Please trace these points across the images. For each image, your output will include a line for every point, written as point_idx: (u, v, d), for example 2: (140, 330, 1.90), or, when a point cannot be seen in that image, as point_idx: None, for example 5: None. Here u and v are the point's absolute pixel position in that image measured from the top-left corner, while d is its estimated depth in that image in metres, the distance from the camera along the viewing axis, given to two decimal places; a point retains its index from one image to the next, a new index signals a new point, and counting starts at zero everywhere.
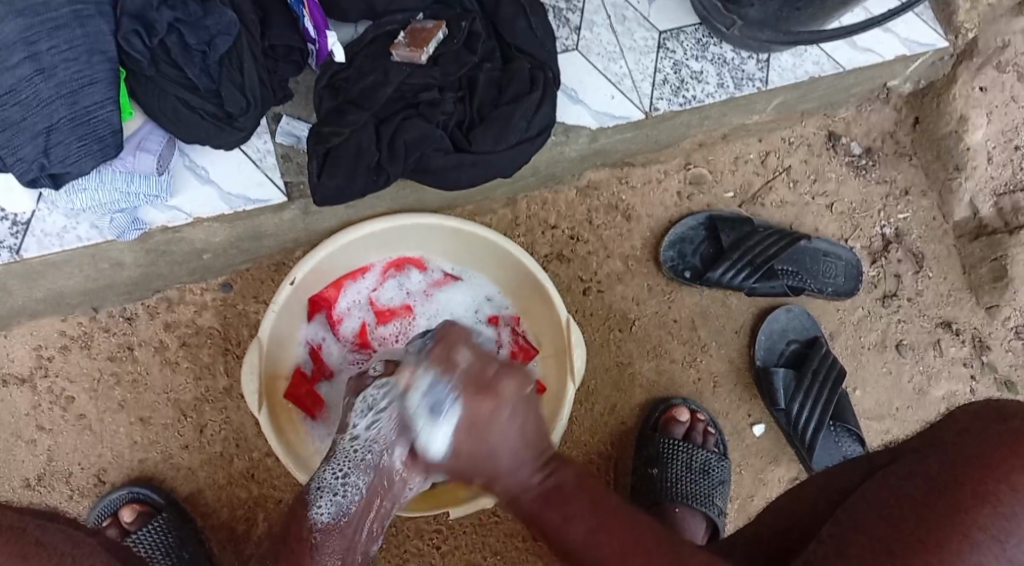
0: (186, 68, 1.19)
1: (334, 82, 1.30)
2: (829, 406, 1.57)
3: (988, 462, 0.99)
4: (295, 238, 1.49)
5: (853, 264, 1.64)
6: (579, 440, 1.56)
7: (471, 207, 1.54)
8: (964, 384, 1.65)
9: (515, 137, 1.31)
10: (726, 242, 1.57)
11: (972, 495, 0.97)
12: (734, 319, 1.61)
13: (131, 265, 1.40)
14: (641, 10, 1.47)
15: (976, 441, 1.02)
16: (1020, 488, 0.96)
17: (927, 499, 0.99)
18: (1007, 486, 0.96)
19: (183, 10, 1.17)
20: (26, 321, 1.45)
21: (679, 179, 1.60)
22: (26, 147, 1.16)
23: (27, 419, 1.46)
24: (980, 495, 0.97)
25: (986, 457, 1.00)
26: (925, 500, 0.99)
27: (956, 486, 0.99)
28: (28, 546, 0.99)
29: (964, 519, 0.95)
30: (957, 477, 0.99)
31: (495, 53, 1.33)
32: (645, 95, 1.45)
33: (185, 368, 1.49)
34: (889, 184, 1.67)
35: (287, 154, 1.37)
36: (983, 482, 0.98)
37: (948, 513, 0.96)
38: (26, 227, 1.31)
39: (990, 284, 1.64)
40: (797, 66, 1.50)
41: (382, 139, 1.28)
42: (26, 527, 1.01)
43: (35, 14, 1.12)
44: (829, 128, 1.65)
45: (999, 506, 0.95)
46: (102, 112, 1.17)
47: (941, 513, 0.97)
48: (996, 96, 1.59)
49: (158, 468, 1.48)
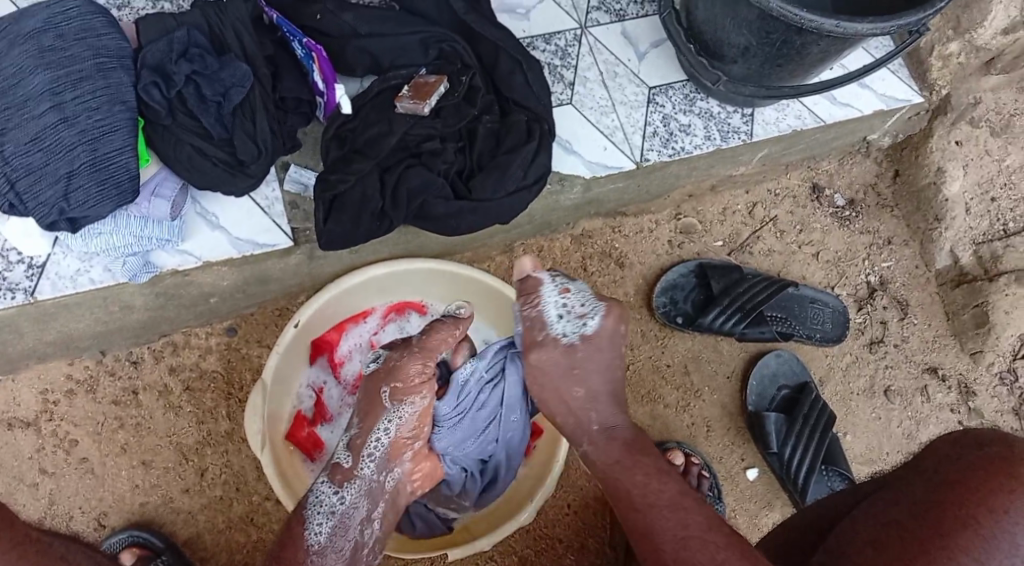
0: (201, 117, 1.27)
1: (341, 133, 1.36)
2: (820, 453, 1.60)
3: (970, 487, 1.06)
4: (299, 283, 1.54)
5: (840, 310, 1.69)
6: (576, 482, 1.58)
7: (470, 254, 1.60)
8: (953, 428, 1.68)
9: (512, 185, 1.37)
10: (717, 288, 1.62)
11: (955, 520, 1.03)
12: (727, 363, 1.66)
13: (140, 309, 1.45)
14: (632, 67, 1.56)
15: (955, 467, 1.09)
16: (999, 512, 1.02)
17: (911, 524, 1.06)
18: (987, 508, 1.03)
19: (200, 64, 1.27)
20: (34, 364, 1.49)
21: (669, 228, 1.66)
22: (47, 191, 1.22)
23: (31, 462, 1.48)
24: (962, 521, 1.03)
25: (966, 483, 1.06)
26: (909, 524, 1.06)
27: (938, 512, 1.05)
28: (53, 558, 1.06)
29: (947, 544, 1.02)
30: (939, 505, 1.06)
31: (494, 106, 1.40)
32: (636, 147, 1.53)
33: (189, 412, 1.52)
34: (872, 234, 1.73)
35: (295, 202, 1.43)
36: (964, 507, 1.04)
37: (933, 538, 1.03)
38: (41, 270, 1.36)
39: (973, 331, 1.67)
40: (780, 120, 1.59)
41: (385, 186, 1.35)
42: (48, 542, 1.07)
43: (62, 66, 1.22)
44: (813, 180, 1.73)
45: (981, 529, 1.02)
46: (121, 158, 1.24)
47: (926, 538, 1.03)
48: (971, 149, 1.66)
49: (158, 511, 1.50)
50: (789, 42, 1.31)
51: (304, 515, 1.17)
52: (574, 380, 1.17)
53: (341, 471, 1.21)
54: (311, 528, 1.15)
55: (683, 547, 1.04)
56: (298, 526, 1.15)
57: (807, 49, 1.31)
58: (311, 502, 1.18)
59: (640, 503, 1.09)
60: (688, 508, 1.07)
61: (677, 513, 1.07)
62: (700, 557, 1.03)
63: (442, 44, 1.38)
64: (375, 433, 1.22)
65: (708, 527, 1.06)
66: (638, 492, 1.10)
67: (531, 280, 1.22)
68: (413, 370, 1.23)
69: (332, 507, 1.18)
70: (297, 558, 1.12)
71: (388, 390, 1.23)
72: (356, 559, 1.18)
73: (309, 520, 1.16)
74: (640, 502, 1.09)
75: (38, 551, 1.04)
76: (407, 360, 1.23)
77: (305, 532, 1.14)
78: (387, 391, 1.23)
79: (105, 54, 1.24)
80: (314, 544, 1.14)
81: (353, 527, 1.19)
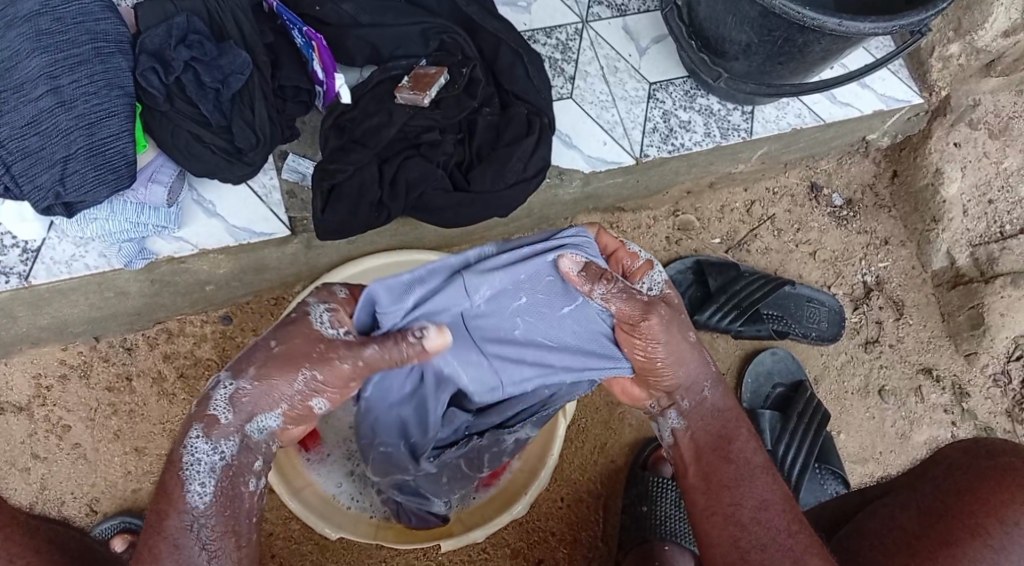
0: (200, 103, 1.26)
1: (340, 122, 1.35)
2: (814, 450, 1.58)
3: (977, 497, 1.09)
4: (296, 273, 1.53)
5: (836, 310, 1.69)
6: (570, 476, 1.58)
7: (468, 246, 1.60)
8: (946, 430, 1.68)
9: (511, 178, 1.37)
10: (714, 285, 1.63)
11: (964, 529, 1.07)
12: (721, 361, 1.66)
13: (135, 295, 1.44)
14: (633, 63, 1.56)
15: (965, 476, 1.12)
16: (1009, 523, 1.06)
17: (920, 530, 1.10)
18: (997, 519, 1.06)
19: (200, 50, 1.26)
20: (27, 349, 1.48)
21: (667, 224, 1.66)
22: (42, 175, 1.22)
23: (23, 447, 1.48)
24: (970, 529, 1.07)
25: (976, 492, 1.09)
26: (917, 531, 1.10)
27: (945, 519, 1.09)
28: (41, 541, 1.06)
29: (955, 551, 1.06)
30: (946, 512, 1.10)
31: (494, 99, 1.40)
32: (636, 142, 1.52)
33: (182, 399, 1.51)
34: (870, 234, 1.73)
35: (292, 191, 1.43)
36: (972, 516, 1.08)
37: (938, 545, 1.07)
38: (35, 254, 1.36)
39: (968, 332, 1.68)
40: (780, 118, 1.59)
41: (384, 177, 1.34)
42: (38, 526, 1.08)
43: (59, 50, 1.21)
44: (812, 179, 1.73)
45: (989, 539, 1.06)
46: (117, 143, 1.23)
47: (932, 545, 1.07)
48: (969, 151, 1.66)
49: (150, 497, 1.50)
50: (792, 40, 1.31)
51: (180, 476, 1.00)
52: (684, 324, 1.13)
53: (218, 426, 1.00)
54: (192, 491, 1.00)
55: (761, 509, 1.11)
56: (176, 486, 1.01)
57: (809, 47, 1.31)
58: (185, 458, 1.00)
59: (736, 454, 1.14)
60: (775, 476, 1.14)
61: (766, 478, 1.13)
62: (776, 523, 1.11)
63: (442, 36, 1.38)
64: (272, 402, 1.00)
65: (785, 501, 1.14)
66: (738, 446, 1.15)
67: (592, 267, 1.07)
68: (346, 373, 1.00)
69: (212, 463, 1.01)
70: (179, 522, 1.01)
71: (306, 373, 0.99)
72: (245, 522, 1.04)
73: (186, 482, 1.00)
74: (736, 455, 1.14)
75: (25, 536, 1.04)
76: (340, 360, 0.99)
77: (185, 496, 1.00)
78: (309, 374, 0.99)
79: (104, 39, 1.24)
80: (198, 506, 1.01)
81: (241, 479, 1.03)
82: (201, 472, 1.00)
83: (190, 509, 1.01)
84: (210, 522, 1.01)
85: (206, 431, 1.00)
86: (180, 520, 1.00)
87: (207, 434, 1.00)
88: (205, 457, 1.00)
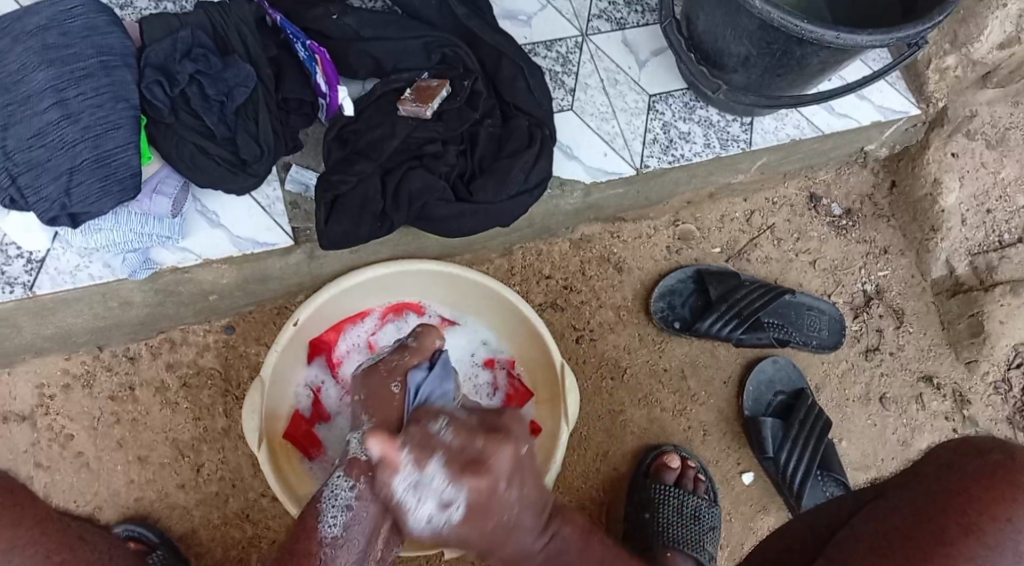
0: (204, 115, 1.28)
1: (343, 135, 1.37)
2: (816, 455, 1.61)
3: (970, 495, 1.09)
4: (299, 282, 1.54)
5: (836, 319, 1.70)
6: (573, 484, 1.59)
7: (470, 256, 1.61)
8: (947, 436, 1.69)
9: (514, 189, 1.38)
10: (714, 294, 1.62)
11: (957, 527, 1.06)
12: (723, 370, 1.66)
13: (139, 305, 1.45)
14: (633, 75, 1.57)
15: (956, 476, 1.12)
16: (1000, 520, 1.06)
17: (913, 532, 1.09)
18: (989, 517, 1.06)
19: (205, 64, 1.28)
20: (31, 358, 1.49)
21: (668, 234, 1.67)
22: (48, 187, 1.23)
23: (25, 456, 1.48)
24: (966, 527, 1.06)
25: (968, 490, 1.09)
26: (910, 531, 1.09)
27: (939, 518, 1.08)
28: (71, 539, 1.05)
29: (951, 551, 1.05)
30: (941, 511, 1.09)
31: (495, 110, 1.41)
32: (636, 153, 1.54)
33: (185, 408, 1.52)
34: (869, 243, 1.74)
35: (295, 201, 1.44)
36: (966, 514, 1.07)
37: (935, 545, 1.06)
38: (40, 264, 1.37)
39: (968, 340, 1.69)
40: (779, 128, 1.60)
41: (387, 189, 1.35)
42: (67, 525, 1.07)
43: (65, 64, 1.23)
44: (811, 189, 1.74)
45: (982, 536, 1.05)
46: (123, 155, 1.24)
47: (925, 545, 1.06)
48: (967, 161, 1.68)
49: (153, 506, 1.50)
50: (790, 52, 1.32)
51: (318, 508, 1.17)
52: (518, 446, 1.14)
53: (356, 466, 1.20)
54: (326, 522, 1.16)
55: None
56: (313, 521, 1.17)
57: (807, 59, 1.32)
58: (325, 496, 1.19)
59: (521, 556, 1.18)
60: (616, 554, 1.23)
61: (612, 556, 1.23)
62: None
63: (444, 49, 1.39)
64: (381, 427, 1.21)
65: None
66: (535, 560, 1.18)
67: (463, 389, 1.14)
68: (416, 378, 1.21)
69: (347, 501, 1.18)
70: (311, 552, 1.13)
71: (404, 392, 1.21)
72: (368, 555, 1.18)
73: (322, 514, 1.16)
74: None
75: (56, 531, 1.04)
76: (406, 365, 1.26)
77: (319, 526, 1.16)
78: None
79: (109, 52, 1.25)
80: (327, 535, 1.15)
81: (371, 515, 1.18)
82: (336, 506, 1.17)
83: (323, 536, 1.15)
84: (345, 547, 1.15)
85: (348, 472, 1.20)
86: (319, 549, 1.14)
87: (349, 475, 1.20)
88: (344, 496, 1.18)
